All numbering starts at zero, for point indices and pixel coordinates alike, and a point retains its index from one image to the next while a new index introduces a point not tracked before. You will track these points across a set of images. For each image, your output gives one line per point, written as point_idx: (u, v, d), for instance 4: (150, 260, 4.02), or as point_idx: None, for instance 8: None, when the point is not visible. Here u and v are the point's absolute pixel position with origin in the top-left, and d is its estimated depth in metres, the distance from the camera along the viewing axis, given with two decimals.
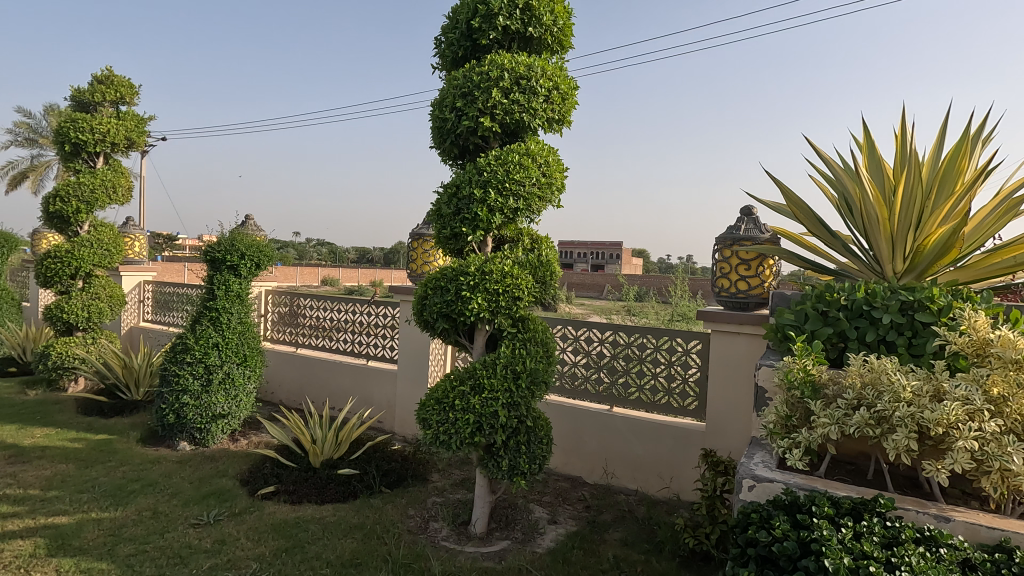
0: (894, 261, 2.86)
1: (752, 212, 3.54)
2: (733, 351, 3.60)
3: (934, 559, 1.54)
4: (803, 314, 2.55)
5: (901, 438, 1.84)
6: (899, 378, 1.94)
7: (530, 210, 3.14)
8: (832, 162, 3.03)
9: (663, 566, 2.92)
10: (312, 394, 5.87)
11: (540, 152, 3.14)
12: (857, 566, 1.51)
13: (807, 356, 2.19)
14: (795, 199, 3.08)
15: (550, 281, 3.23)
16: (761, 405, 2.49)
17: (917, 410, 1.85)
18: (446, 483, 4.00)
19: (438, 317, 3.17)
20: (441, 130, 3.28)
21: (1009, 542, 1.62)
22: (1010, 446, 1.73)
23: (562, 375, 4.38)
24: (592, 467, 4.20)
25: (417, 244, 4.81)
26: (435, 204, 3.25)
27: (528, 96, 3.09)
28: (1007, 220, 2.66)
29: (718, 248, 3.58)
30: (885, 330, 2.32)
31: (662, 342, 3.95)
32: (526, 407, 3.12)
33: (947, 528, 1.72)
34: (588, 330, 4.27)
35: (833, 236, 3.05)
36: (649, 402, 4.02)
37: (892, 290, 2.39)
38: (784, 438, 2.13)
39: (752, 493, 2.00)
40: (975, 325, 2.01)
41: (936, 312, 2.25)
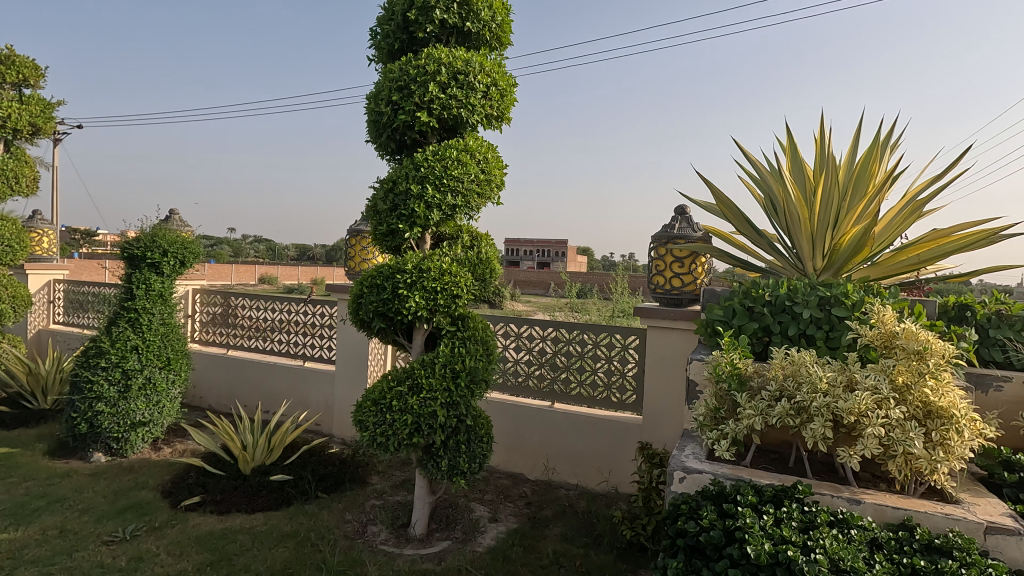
0: (814, 259, 3.02)
1: (686, 211, 3.65)
2: (667, 346, 3.70)
3: (846, 540, 1.63)
4: (732, 311, 2.65)
5: (818, 426, 1.94)
6: (816, 369, 2.05)
7: (469, 207, 3.11)
8: (758, 163, 3.17)
9: (601, 559, 2.97)
10: (244, 398, 5.61)
11: (478, 148, 3.11)
12: (777, 552, 1.57)
13: (733, 350, 2.29)
14: (724, 199, 3.20)
15: (490, 278, 3.20)
16: (693, 398, 2.57)
17: (832, 400, 1.96)
18: (386, 485, 3.91)
19: (374, 315, 3.09)
20: (377, 124, 3.19)
21: (911, 520, 1.74)
22: (913, 431, 1.86)
23: (504, 373, 4.38)
24: (533, 464, 4.23)
25: (355, 241, 4.69)
26: (371, 199, 3.17)
27: (466, 91, 3.05)
28: (912, 221, 2.85)
29: (654, 246, 3.67)
30: (805, 325, 2.44)
31: (601, 338, 4.01)
32: (466, 405, 3.09)
33: (858, 510, 1.82)
34: (530, 327, 4.29)
35: (760, 235, 3.19)
36: (589, 397, 4.08)
37: (811, 286, 2.53)
38: (712, 430, 2.21)
39: (682, 485, 2.06)
40: (883, 319, 2.14)
41: (850, 306, 2.38)
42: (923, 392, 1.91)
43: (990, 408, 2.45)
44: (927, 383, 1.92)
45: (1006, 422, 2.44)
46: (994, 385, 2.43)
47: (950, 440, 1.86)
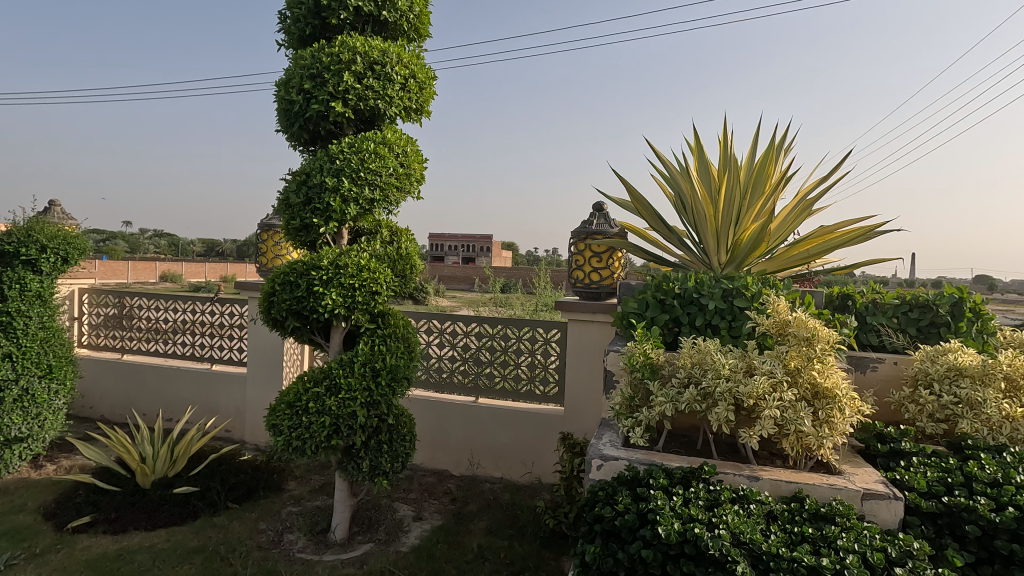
0: (718, 254, 3.22)
1: (603, 207, 3.77)
2: (586, 338, 3.82)
3: (745, 515, 1.76)
4: (645, 303, 2.78)
5: (722, 410, 2.08)
6: (719, 357, 2.19)
7: (388, 201, 3.03)
8: (669, 162, 3.33)
9: (525, 549, 3.02)
10: (143, 406, 5.17)
11: (397, 141, 3.04)
12: (685, 530, 1.66)
13: (646, 341, 2.39)
14: (638, 196, 3.33)
15: (411, 274, 3.14)
16: (610, 388, 2.68)
17: (733, 385, 2.11)
18: (303, 490, 3.76)
19: (287, 314, 2.95)
20: (288, 113, 3.04)
21: (802, 492, 1.90)
22: (802, 411, 2.03)
23: (428, 369, 4.33)
24: (457, 460, 4.22)
25: (266, 235, 4.45)
26: (283, 192, 3.01)
27: (383, 82, 2.97)
28: (803, 218, 3.12)
29: (573, 241, 3.77)
30: (711, 315, 2.61)
31: (524, 332, 4.06)
32: (387, 404, 3.03)
33: (757, 486, 1.97)
34: (453, 323, 4.26)
35: (671, 231, 3.36)
36: (513, 391, 4.12)
37: (716, 280, 2.70)
38: (628, 417, 2.31)
39: (600, 472, 2.13)
40: (778, 309, 2.33)
41: (750, 297, 2.57)
42: (812, 374, 2.10)
43: (868, 386, 2.74)
44: (814, 366, 2.11)
45: (880, 398, 2.73)
46: (871, 365, 2.71)
47: (834, 417, 2.05)
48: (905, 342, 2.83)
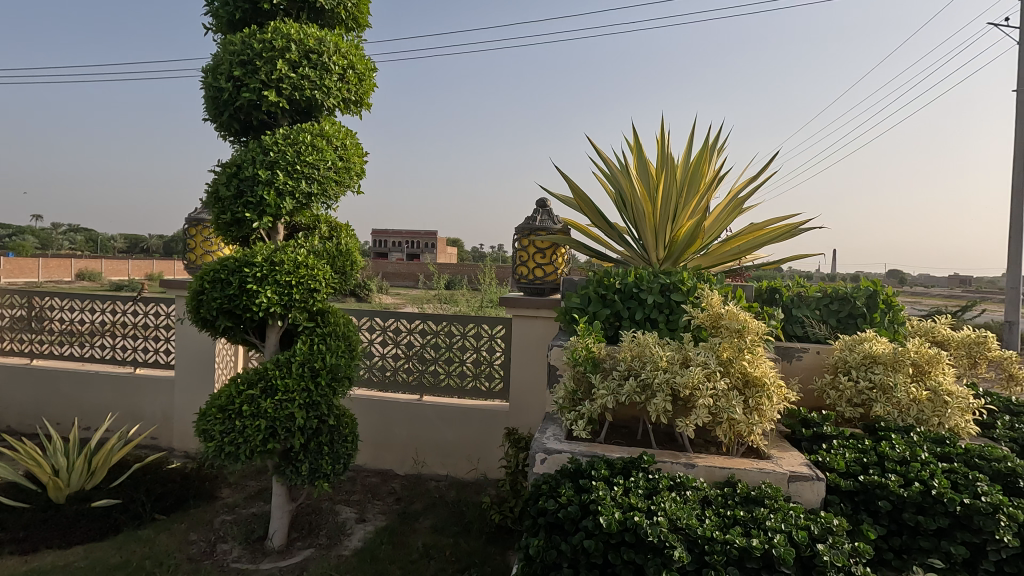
0: (657, 250, 3.32)
1: (546, 204, 3.80)
2: (531, 334, 3.85)
3: (682, 501, 1.83)
4: (587, 298, 2.83)
5: (660, 401, 2.15)
6: (657, 349, 2.26)
7: (326, 195, 2.93)
8: (609, 160, 3.39)
9: (471, 545, 3.01)
10: (56, 414, 4.78)
11: (336, 133, 2.94)
12: (626, 519, 1.71)
13: (588, 336, 2.44)
14: (580, 193, 3.38)
15: (351, 270, 3.05)
16: (554, 382, 2.71)
17: (670, 376, 2.18)
18: (238, 498, 3.59)
19: (218, 313, 2.80)
20: (217, 101, 2.88)
21: (734, 477, 2.00)
22: (734, 399, 2.13)
23: (370, 368, 4.23)
24: (402, 459, 4.15)
25: (195, 231, 4.21)
26: (212, 185, 2.85)
27: (319, 72, 2.87)
28: (735, 216, 3.26)
29: (517, 237, 3.78)
30: (650, 309, 2.69)
31: (468, 329, 4.04)
32: (328, 405, 2.93)
33: (693, 472, 2.05)
34: (396, 320, 4.19)
35: (612, 228, 3.44)
36: (458, 388, 4.09)
37: (654, 275, 2.78)
38: (571, 411, 2.35)
39: (544, 465, 2.16)
40: (711, 303, 2.43)
41: (686, 292, 2.67)
42: (743, 364, 2.20)
43: (793, 374, 2.90)
44: (745, 357, 2.22)
45: (805, 386, 2.90)
46: (796, 355, 2.88)
47: (763, 405, 2.16)
48: (827, 333, 3.02)
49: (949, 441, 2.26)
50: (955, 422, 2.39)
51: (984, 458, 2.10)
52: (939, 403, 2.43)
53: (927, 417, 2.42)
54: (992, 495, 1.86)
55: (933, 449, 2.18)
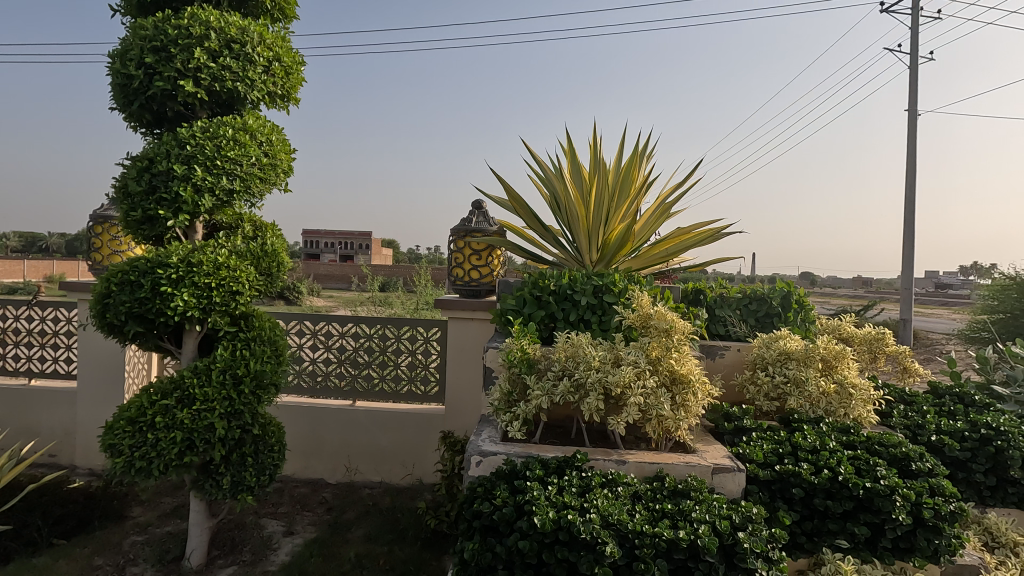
0: (590, 252, 3.40)
1: (482, 206, 3.80)
2: (467, 336, 3.82)
3: (614, 497, 1.87)
4: (522, 300, 2.85)
5: (593, 400, 2.20)
6: (590, 350, 2.31)
7: (250, 193, 2.78)
8: (544, 164, 3.44)
9: (405, 553, 2.95)
10: None
11: (260, 128, 2.80)
12: (560, 517, 1.73)
13: (523, 337, 2.45)
14: (515, 195, 3.41)
15: (278, 272, 2.90)
16: (490, 384, 2.71)
17: (603, 375, 2.24)
18: (151, 516, 3.34)
19: (127, 318, 2.59)
20: (125, 89, 2.67)
21: (662, 471, 2.07)
22: (662, 396, 2.21)
23: (299, 374, 4.06)
24: (333, 467, 4.01)
25: (101, 229, 3.88)
26: (120, 179, 2.64)
27: (242, 63, 2.72)
28: (663, 220, 3.39)
29: (453, 238, 3.76)
30: (583, 310, 2.74)
31: (403, 331, 3.96)
32: (252, 414, 2.77)
33: (624, 469, 2.11)
34: (327, 324, 4.04)
35: (546, 230, 3.48)
36: (393, 392, 4.01)
37: (587, 276, 2.84)
38: (506, 412, 2.36)
39: (479, 468, 2.15)
40: (641, 303, 2.51)
41: (617, 293, 2.74)
42: (671, 363, 2.29)
43: (717, 371, 3.05)
44: (672, 355, 2.30)
45: (727, 382, 3.05)
46: (719, 352, 3.03)
47: (689, 401, 2.25)
48: (746, 331, 3.20)
49: (853, 430, 2.45)
50: (858, 412, 2.60)
51: (883, 444, 2.29)
52: (844, 395, 2.63)
53: (834, 408, 2.64)
54: (890, 478, 2.03)
55: (840, 438, 2.35)
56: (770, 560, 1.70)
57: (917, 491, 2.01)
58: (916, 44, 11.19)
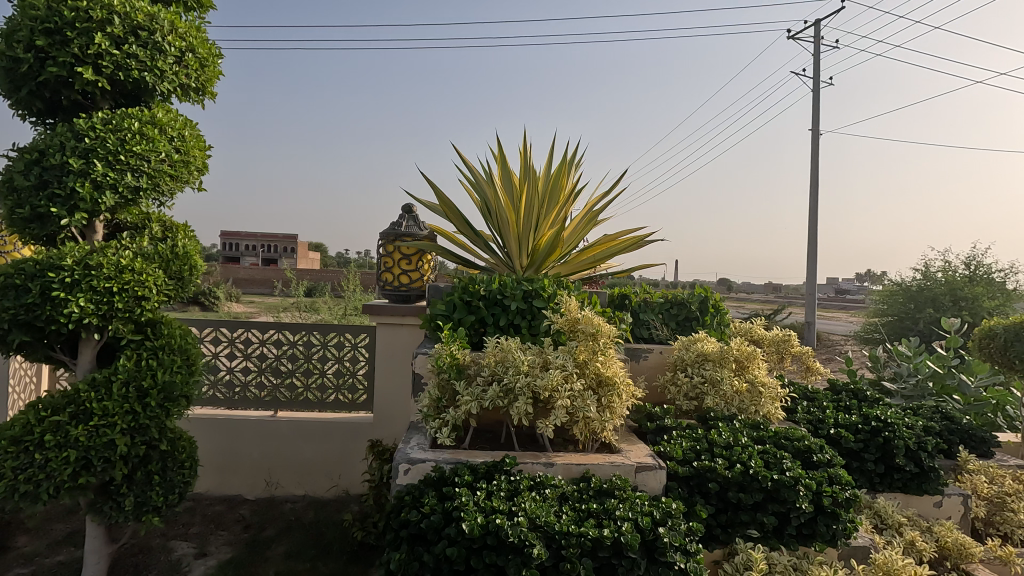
0: (520, 257, 3.44)
1: (412, 209, 3.75)
2: (396, 342, 3.75)
3: (541, 499, 1.90)
4: (452, 305, 2.84)
5: (522, 404, 2.22)
6: (519, 354, 2.33)
7: (158, 191, 2.59)
8: (474, 169, 3.44)
9: (330, 568, 2.84)
10: None
11: (171, 122, 2.62)
12: (488, 522, 1.73)
13: (452, 342, 2.44)
14: (446, 200, 3.39)
15: (190, 276, 2.70)
16: (419, 390, 2.67)
17: (531, 379, 2.26)
18: (40, 545, 3.02)
19: (11, 326, 2.34)
20: (11, 73, 2.42)
21: (588, 472, 2.12)
22: (589, 399, 2.27)
23: (215, 384, 3.82)
24: (252, 482, 3.80)
25: None
26: (4, 172, 2.40)
27: (150, 52, 2.53)
28: (590, 227, 3.48)
29: (382, 242, 3.68)
30: (513, 315, 2.77)
31: (329, 338, 3.83)
32: (159, 429, 2.56)
33: (552, 471, 2.14)
34: (247, 331, 3.84)
35: (477, 235, 3.49)
36: (318, 401, 3.85)
37: (517, 282, 2.87)
38: (435, 419, 2.33)
39: (407, 476, 2.11)
40: (569, 308, 2.56)
41: (547, 298, 2.79)
42: (597, 366, 2.35)
43: (640, 373, 3.17)
44: (598, 358, 2.37)
45: (650, 383, 3.18)
46: (643, 355, 3.15)
47: (614, 402, 2.32)
48: (668, 335, 3.36)
49: (763, 426, 2.62)
50: (767, 409, 2.79)
51: (789, 438, 2.46)
52: (755, 393, 2.82)
53: (746, 406, 2.81)
54: (794, 470, 2.18)
55: (751, 434, 2.51)
56: (687, 553, 1.79)
57: (817, 481, 2.18)
58: (819, 69, 12.21)
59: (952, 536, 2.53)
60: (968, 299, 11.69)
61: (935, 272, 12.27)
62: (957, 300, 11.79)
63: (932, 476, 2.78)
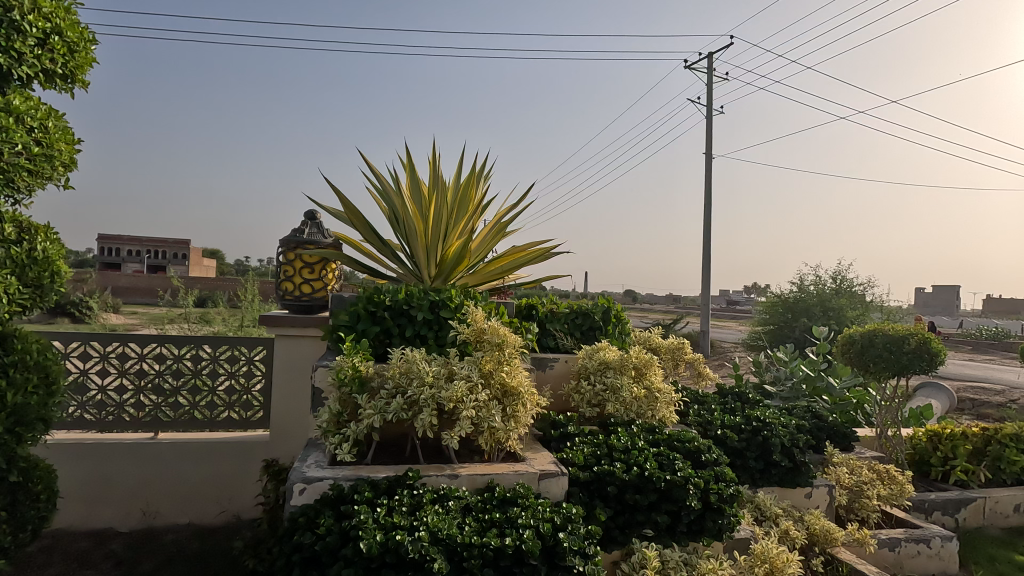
0: (428, 268, 3.41)
1: (316, 216, 3.60)
2: (295, 355, 3.55)
3: (444, 512, 1.87)
4: (356, 315, 2.74)
5: (426, 416, 2.19)
6: (423, 365, 2.30)
7: (12, 187, 2.29)
8: (382, 177, 3.37)
9: None
10: None
11: (30, 111, 2.33)
12: (388, 539, 1.68)
13: (355, 354, 2.36)
14: (351, 207, 3.29)
15: (51, 283, 2.40)
16: (318, 405, 2.55)
17: (436, 390, 2.24)
18: None
19: None
20: None
21: (492, 482, 2.12)
22: (494, 409, 2.28)
23: (82, 405, 3.42)
24: (126, 512, 3.43)
25: None
26: None
27: (6, 30, 2.24)
28: (499, 239, 3.52)
29: (282, 250, 3.49)
30: (419, 326, 2.73)
31: (220, 351, 3.56)
32: (8, 458, 2.24)
33: (456, 483, 2.12)
34: (123, 345, 3.48)
35: (384, 245, 3.41)
36: (206, 421, 3.56)
37: (424, 291, 2.83)
38: (335, 434, 2.24)
39: (303, 496, 2.00)
40: (476, 318, 2.57)
41: (454, 308, 2.78)
42: (502, 376, 2.37)
43: (546, 382, 3.24)
44: (504, 368, 2.39)
45: (555, 392, 3.26)
46: (549, 364, 3.23)
47: (519, 411, 2.35)
48: (572, 344, 3.47)
49: (658, 430, 2.77)
50: (662, 413, 2.96)
51: (681, 440, 2.62)
52: (652, 398, 2.98)
53: (644, 411, 2.96)
54: (684, 470, 2.32)
55: (647, 438, 2.64)
56: (586, 556, 1.84)
57: (705, 479, 2.33)
58: (711, 97, 13.28)
59: (819, 523, 2.80)
60: (835, 309, 13.14)
61: (808, 285, 13.68)
62: (827, 310, 13.21)
63: (803, 470, 3.06)
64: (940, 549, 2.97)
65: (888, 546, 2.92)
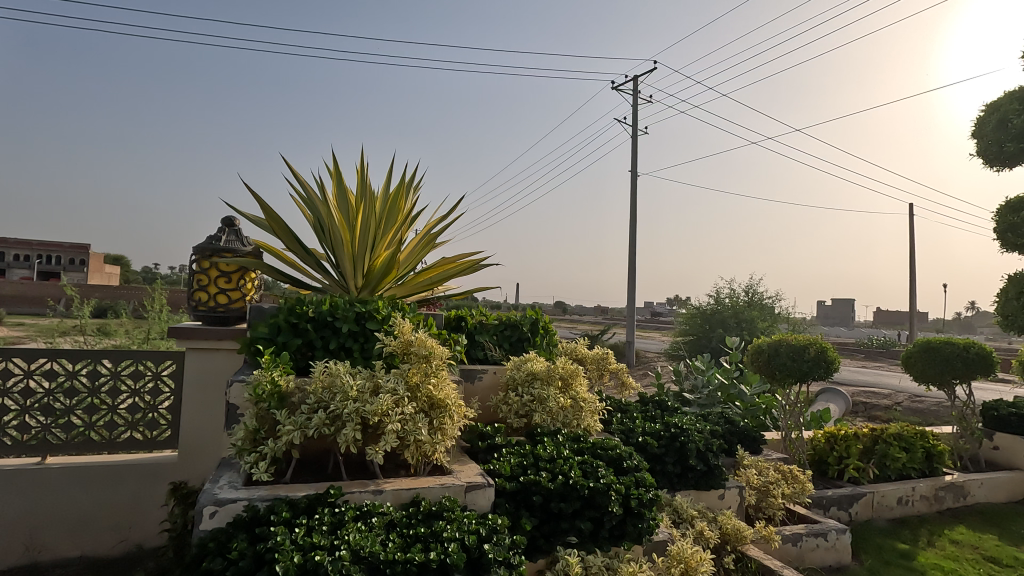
0: (355, 278, 3.33)
1: (234, 223, 3.43)
2: (208, 369, 3.33)
3: (367, 530, 1.83)
4: (276, 328, 2.63)
5: (349, 431, 2.13)
6: (348, 379, 2.24)
7: None
8: (307, 184, 3.26)
9: None
10: None
11: None
12: (306, 561, 1.62)
13: (274, 368, 2.25)
14: (273, 215, 3.16)
15: None
16: (234, 423, 2.42)
17: (360, 404, 2.19)
18: None
19: None
20: None
21: (417, 496, 2.10)
22: (420, 422, 2.25)
23: None
24: (5, 548, 3.07)
25: None
26: None
27: None
28: (427, 250, 3.49)
29: (196, 258, 3.30)
30: (344, 338, 2.67)
31: (123, 367, 3.29)
32: None
33: (380, 498, 2.08)
34: (5, 361, 3.14)
35: (308, 254, 3.30)
36: (105, 442, 3.27)
37: (350, 303, 2.77)
38: (251, 453, 2.14)
39: (214, 520, 1.89)
40: (403, 330, 2.54)
41: (380, 320, 2.74)
42: (429, 388, 2.35)
43: (474, 394, 3.24)
44: (431, 380, 2.37)
45: (483, 403, 3.27)
46: (477, 376, 3.24)
47: (446, 423, 2.34)
48: (500, 355, 3.50)
49: (582, 439, 2.84)
50: (587, 422, 3.05)
51: (604, 448, 2.71)
52: (577, 408, 3.06)
53: (569, 420, 3.03)
54: (607, 477, 2.40)
55: (572, 447, 2.70)
56: (511, 565, 1.86)
57: (627, 485, 2.42)
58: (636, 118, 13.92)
59: (730, 522, 2.96)
60: (747, 320, 14.08)
61: (724, 298, 14.55)
62: (741, 322, 14.13)
63: (716, 473, 3.25)
64: (836, 542, 3.23)
65: (791, 541, 3.15)
